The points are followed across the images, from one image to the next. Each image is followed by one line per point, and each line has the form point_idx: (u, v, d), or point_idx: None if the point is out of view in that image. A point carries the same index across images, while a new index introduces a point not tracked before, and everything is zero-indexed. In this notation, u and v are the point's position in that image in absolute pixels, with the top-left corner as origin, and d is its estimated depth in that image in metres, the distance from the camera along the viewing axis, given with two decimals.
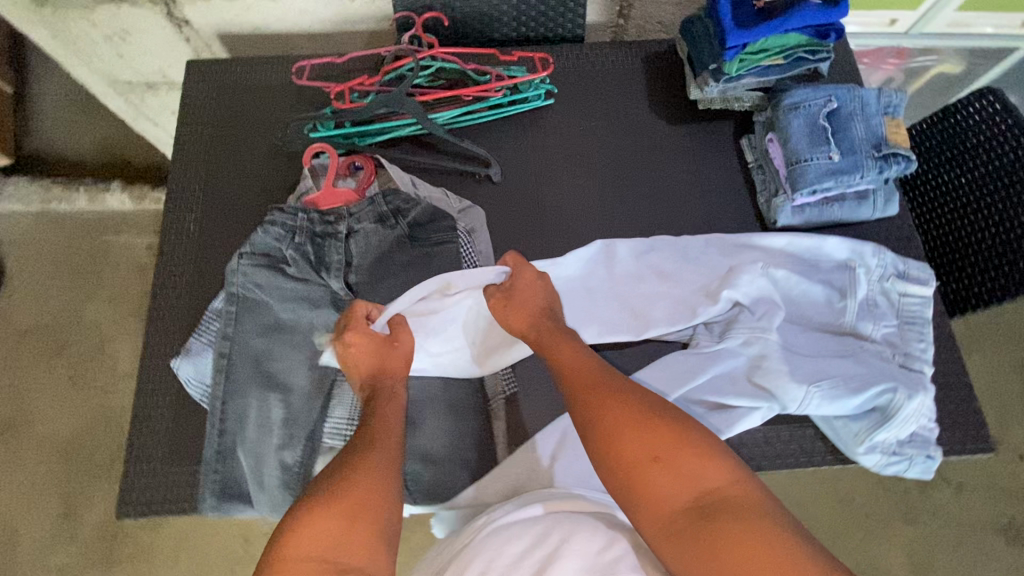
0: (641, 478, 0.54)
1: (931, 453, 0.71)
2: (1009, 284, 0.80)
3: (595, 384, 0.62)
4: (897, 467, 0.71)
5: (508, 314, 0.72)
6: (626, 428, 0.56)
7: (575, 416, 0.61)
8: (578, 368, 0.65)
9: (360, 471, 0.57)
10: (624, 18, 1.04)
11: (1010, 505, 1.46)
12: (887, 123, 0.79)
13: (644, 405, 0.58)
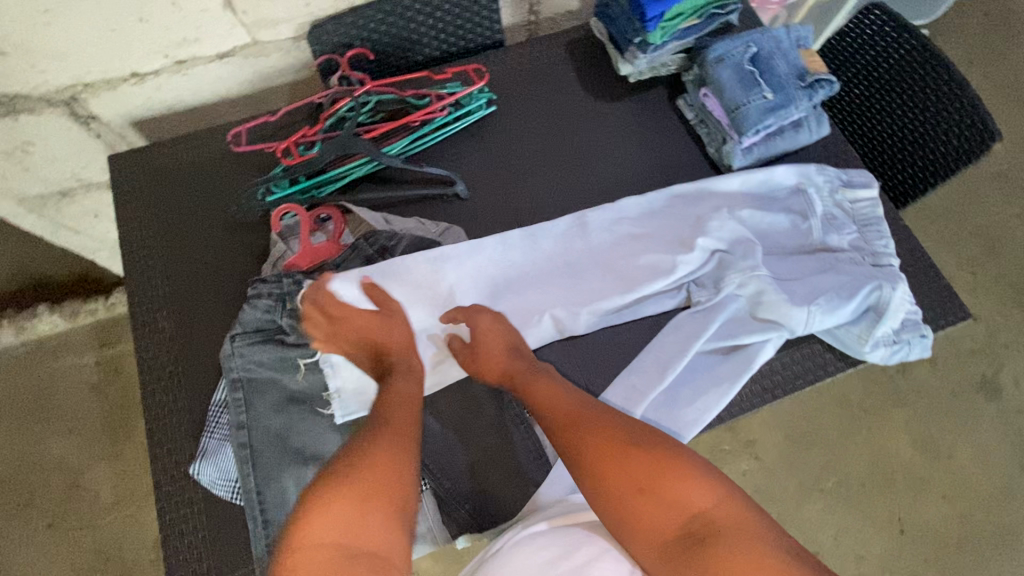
0: (633, 510, 0.56)
1: (924, 332, 0.77)
2: (944, 166, 0.90)
3: (577, 419, 0.64)
4: (898, 355, 0.77)
5: (478, 362, 0.73)
6: (612, 456, 0.59)
7: (561, 451, 0.63)
8: (555, 401, 0.67)
9: (378, 457, 0.58)
10: (535, 14, 1.07)
11: (975, 365, 1.63)
12: (801, 55, 0.86)
13: (626, 434, 0.61)
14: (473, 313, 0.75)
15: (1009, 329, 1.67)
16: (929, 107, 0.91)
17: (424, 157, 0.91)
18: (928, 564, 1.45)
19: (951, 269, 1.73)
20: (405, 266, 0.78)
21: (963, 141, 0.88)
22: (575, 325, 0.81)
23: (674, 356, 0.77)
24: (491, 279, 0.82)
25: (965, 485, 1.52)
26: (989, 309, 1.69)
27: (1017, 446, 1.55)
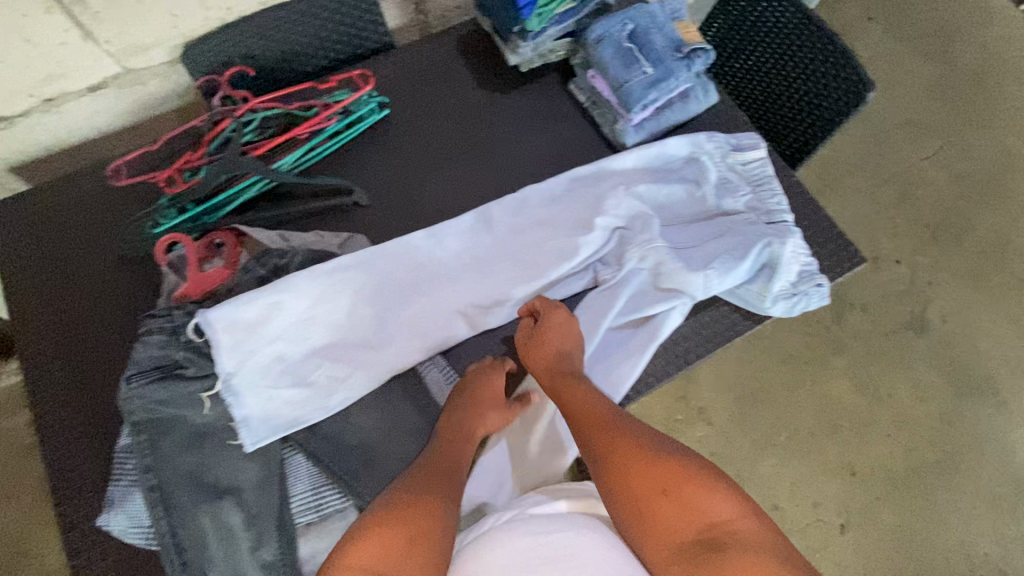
0: (651, 509, 0.62)
1: (819, 281, 0.80)
2: (824, 126, 0.95)
3: (610, 426, 0.69)
4: (800, 305, 0.80)
5: (528, 356, 0.76)
6: (638, 461, 0.64)
7: (590, 453, 0.68)
8: (587, 409, 0.71)
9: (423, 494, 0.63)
10: (424, 13, 1.06)
11: (903, 304, 1.71)
12: (677, 27, 0.87)
13: (654, 446, 0.66)
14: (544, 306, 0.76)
15: (930, 268, 1.76)
16: (805, 67, 0.95)
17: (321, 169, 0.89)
18: (881, 501, 1.51)
19: (871, 217, 1.81)
20: (315, 273, 0.75)
21: (840, 96, 0.91)
22: (486, 318, 0.80)
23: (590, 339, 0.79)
24: (402, 284, 0.79)
25: (907, 420, 1.59)
26: (910, 251, 1.78)
27: (949, 377, 1.63)
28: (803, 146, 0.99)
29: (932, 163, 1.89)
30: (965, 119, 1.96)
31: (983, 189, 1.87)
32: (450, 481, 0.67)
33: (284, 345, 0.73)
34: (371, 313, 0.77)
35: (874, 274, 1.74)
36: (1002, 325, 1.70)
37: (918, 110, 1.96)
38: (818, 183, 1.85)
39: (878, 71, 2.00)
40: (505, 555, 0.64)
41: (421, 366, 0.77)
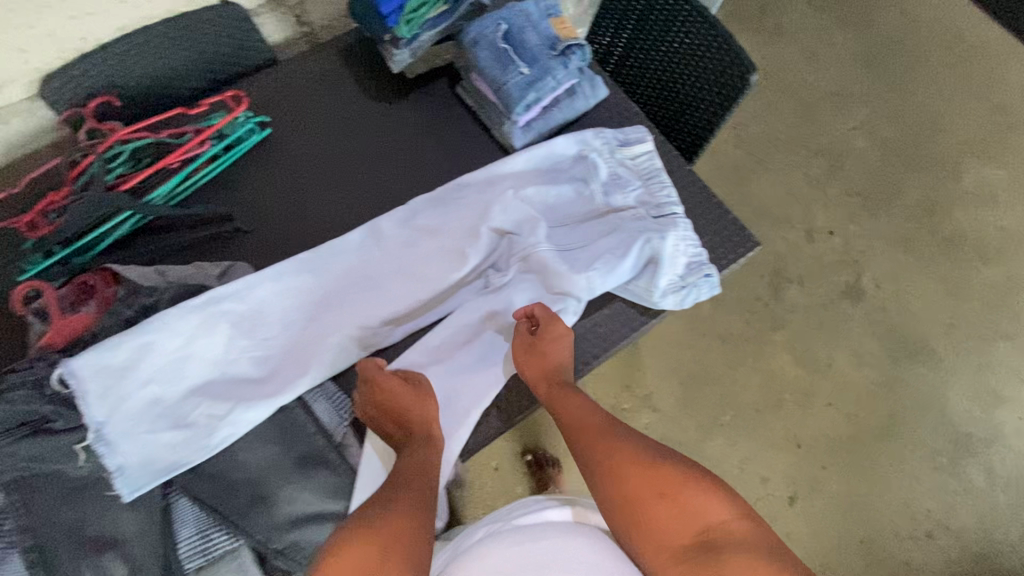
0: (649, 512, 0.61)
1: (708, 272, 0.79)
2: (711, 120, 0.96)
3: (606, 432, 0.70)
4: (690, 299, 0.79)
5: (524, 364, 0.76)
6: (635, 465, 0.65)
7: (585, 459, 0.69)
8: (581, 417, 0.73)
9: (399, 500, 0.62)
10: (308, 25, 1.03)
11: (838, 274, 1.73)
12: (553, 23, 0.85)
13: (650, 451, 0.66)
14: (548, 316, 0.76)
15: (863, 236, 1.78)
16: (692, 52, 0.93)
17: (202, 197, 0.86)
18: (827, 470, 1.54)
19: (804, 190, 1.83)
20: (188, 307, 0.72)
21: (727, 78, 0.90)
22: (372, 339, 0.79)
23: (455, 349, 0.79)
24: (285, 312, 0.77)
25: (848, 388, 1.62)
26: (843, 221, 1.80)
27: (886, 341, 1.67)
28: (702, 133, 0.98)
29: (860, 132, 1.92)
30: (890, 86, 1.98)
31: (910, 154, 1.90)
32: (421, 492, 0.65)
33: (159, 388, 0.71)
34: (253, 344, 0.75)
35: (809, 247, 1.76)
36: (935, 287, 1.73)
37: (845, 80, 1.98)
38: (749, 161, 1.86)
39: (803, 44, 2.02)
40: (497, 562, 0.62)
41: (309, 397, 0.75)
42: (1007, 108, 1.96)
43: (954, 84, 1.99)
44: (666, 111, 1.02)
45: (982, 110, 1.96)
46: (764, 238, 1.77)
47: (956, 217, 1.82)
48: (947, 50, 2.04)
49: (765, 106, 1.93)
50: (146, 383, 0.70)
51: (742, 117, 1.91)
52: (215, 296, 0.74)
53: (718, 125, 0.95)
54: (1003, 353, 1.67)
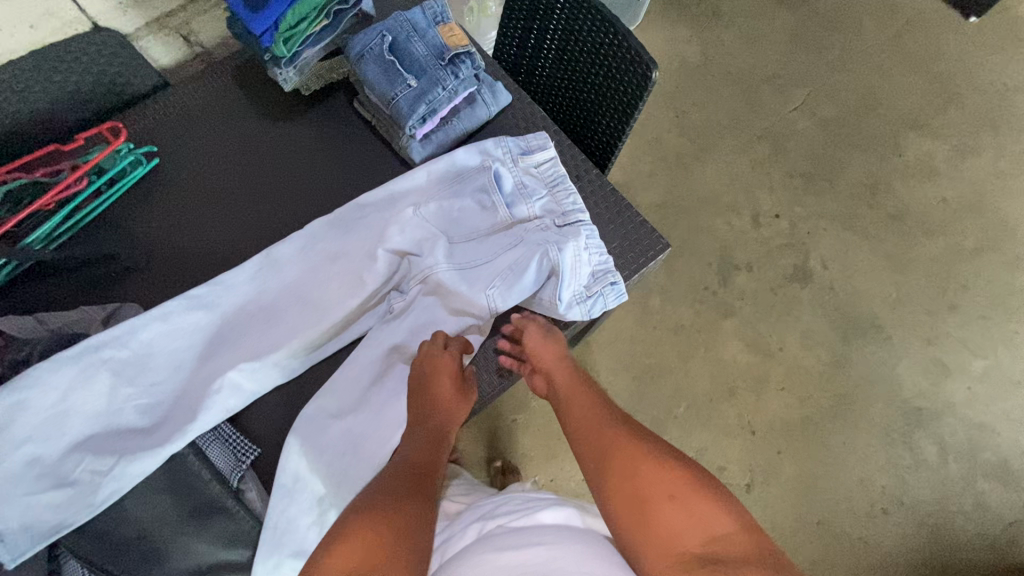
0: (657, 512, 0.61)
1: (614, 280, 0.79)
2: (618, 124, 0.94)
3: (614, 426, 0.70)
4: (597, 309, 0.80)
5: (535, 350, 0.79)
6: (647, 465, 0.64)
7: (590, 452, 0.68)
8: (588, 412, 0.73)
9: (409, 493, 0.61)
10: (200, 45, 0.98)
11: (785, 257, 1.74)
12: (441, 31, 0.82)
13: (661, 450, 0.66)
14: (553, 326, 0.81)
15: (808, 217, 1.79)
16: (595, 53, 0.91)
17: (88, 238, 0.82)
18: (783, 455, 1.55)
19: (749, 175, 1.83)
20: (66, 359, 0.68)
21: (630, 79, 0.88)
22: (271, 377, 0.75)
23: (367, 391, 0.75)
24: (176, 354, 0.74)
25: (800, 371, 1.62)
26: (788, 203, 1.80)
27: (835, 321, 1.67)
28: (617, 135, 0.95)
29: (801, 113, 1.92)
30: (829, 64, 1.99)
31: (852, 132, 1.90)
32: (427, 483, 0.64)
33: (34, 448, 0.66)
34: (140, 391, 0.72)
35: (756, 232, 1.76)
36: (881, 263, 1.74)
37: (783, 61, 1.98)
38: (693, 149, 1.86)
39: (741, 29, 2.02)
40: (488, 564, 0.64)
41: (202, 442, 0.72)
42: (945, 79, 1.97)
43: (891, 59, 2.00)
44: (579, 118, 1.01)
45: (922, 83, 1.97)
46: (710, 227, 1.76)
47: (899, 192, 1.83)
48: (883, 25, 2.04)
49: (706, 93, 1.93)
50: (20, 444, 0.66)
51: (683, 105, 1.91)
52: (95, 345, 0.70)
53: (626, 129, 0.93)
54: (950, 325, 1.68)
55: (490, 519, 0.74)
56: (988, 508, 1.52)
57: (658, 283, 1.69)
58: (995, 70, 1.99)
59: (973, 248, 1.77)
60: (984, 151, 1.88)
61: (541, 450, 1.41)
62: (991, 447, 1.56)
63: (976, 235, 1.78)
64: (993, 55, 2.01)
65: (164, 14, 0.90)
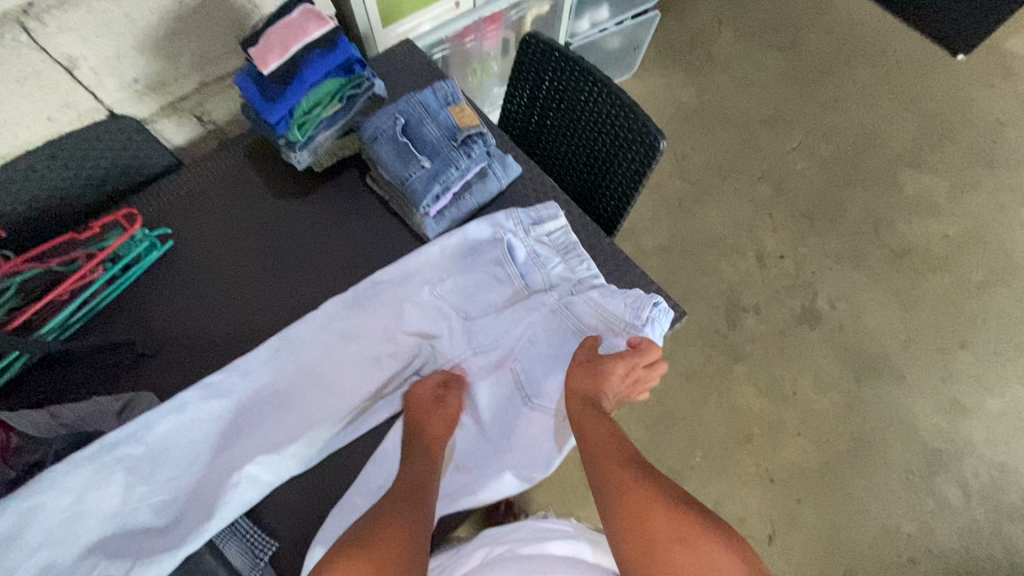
0: (668, 560, 0.61)
1: (653, 340, 0.76)
2: (628, 189, 0.95)
3: (630, 467, 0.71)
4: (659, 338, 0.77)
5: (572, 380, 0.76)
6: (657, 509, 0.65)
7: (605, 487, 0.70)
8: (606, 446, 0.73)
9: (407, 512, 0.66)
10: (212, 124, 1.00)
11: (793, 298, 1.74)
12: (452, 111, 0.86)
13: (674, 495, 0.67)
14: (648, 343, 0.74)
15: (814, 257, 1.79)
16: (603, 120, 0.93)
17: (103, 323, 0.82)
18: (803, 503, 1.51)
19: (751, 216, 1.85)
20: (82, 458, 0.67)
21: (639, 146, 0.89)
22: (289, 467, 0.73)
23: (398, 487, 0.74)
24: (192, 446, 0.73)
25: (814, 414, 1.60)
26: (791, 243, 1.81)
27: (847, 362, 1.66)
28: (624, 201, 0.96)
29: (800, 153, 1.95)
30: (823, 105, 2.03)
31: (851, 169, 1.93)
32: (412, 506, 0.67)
33: (50, 553, 0.64)
34: (155, 488, 0.70)
35: (762, 273, 1.77)
36: (889, 301, 1.74)
37: (778, 104, 2.03)
38: (694, 191, 1.88)
39: (734, 73, 2.08)
40: None
41: (220, 539, 0.70)
42: (938, 115, 2.01)
43: (884, 97, 2.04)
44: (587, 183, 1.02)
45: (915, 120, 2.01)
46: (716, 269, 1.77)
47: (901, 230, 1.84)
48: (873, 66, 2.10)
49: (704, 136, 1.97)
50: (34, 552, 0.63)
51: (681, 150, 1.95)
52: (110, 443, 0.68)
53: (636, 194, 0.94)
54: (963, 362, 1.67)
55: (499, 542, 0.72)
56: (1018, 554, 1.47)
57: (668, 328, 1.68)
58: (986, 105, 2.03)
59: (980, 283, 1.77)
60: (982, 185, 1.91)
61: (558, 506, 1.38)
62: (1014, 488, 1.53)
63: (982, 270, 1.79)
64: (983, 90, 2.05)
65: (179, 98, 0.91)
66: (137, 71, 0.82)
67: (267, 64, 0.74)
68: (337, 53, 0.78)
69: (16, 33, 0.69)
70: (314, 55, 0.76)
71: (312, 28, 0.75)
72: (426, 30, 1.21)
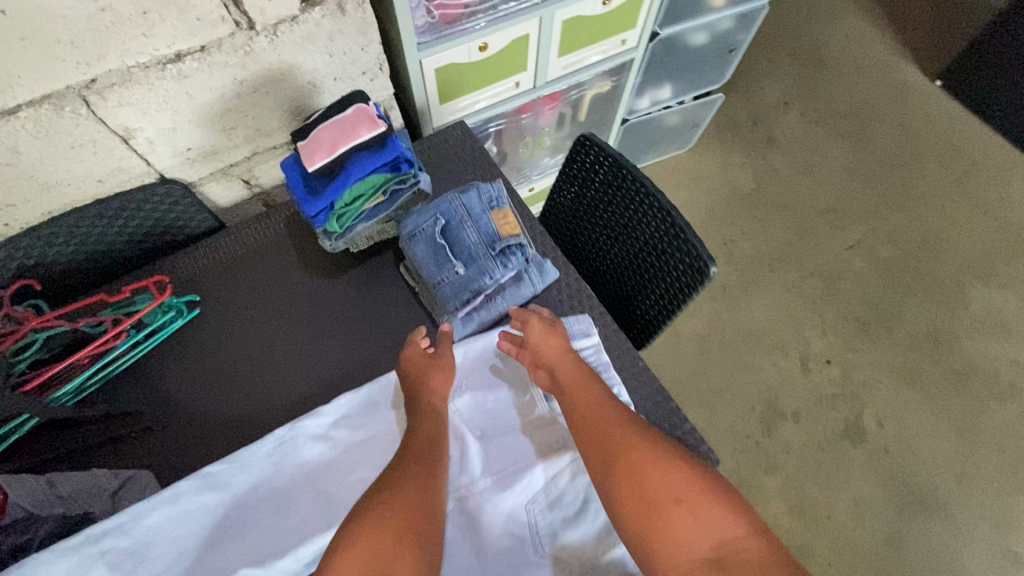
0: (664, 520, 0.56)
1: None
2: (670, 306, 0.89)
3: (617, 425, 0.65)
4: None
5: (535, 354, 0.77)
6: (650, 467, 0.60)
7: (591, 448, 0.65)
8: (593, 409, 0.68)
9: (420, 469, 0.65)
10: (260, 189, 1.00)
11: (837, 409, 1.62)
12: (495, 217, 0.86)
13: (667, 450, 0.61)
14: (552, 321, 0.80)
15: (863, 366, 1.67)
16: (650, 233, 0.88)
17: (117, 390, 0.80)
18: None
19: (800, 313, 1.74)
20: (67, 548, 0.64)
21: (686, 267, 0.84)
22: None
23: None
24: (179, 541, 0.69)
25: (850, 544, 1.47)
26: (840, 348, 1.70)
27: (891, 490, 1.52)
28: (661, 316, 0.91)
29: (858, 252, 1.84)
30: (888, 202, 1.93)
31: (913, 275, 1.81)
32: (423, 464, 0.66)
33: None
34: None
35: (806, 377, 1.66)
36: (943, 428, 1.60)
37: (839, 196, 1.94)
38: (741, 279, 1.80)
39: (796, 158, 2.01)
40: None
41: None
42: (1015, 227, 1.87)
43: (955, 201, 1.93)
44: (627, 289, 0.97)
45: (990, 229, 1.87)
46: (756, 367, 1.67)
47: (964, 348, 1.70)
48: (946, 166, 1.99)
49: (757, 222, 1.89)
50: None
51: (732, 234, 1.87)
52: (99, 531, 0.66)
53: (678, 312, 0.88)
54: None
55: None
56: None
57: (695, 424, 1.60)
58: None
59: None
60: None
61: None
62: None
63: None
64: None
65: (229, 165, 0.91)
66: (191, 140, 0.82)
67: (312, 162, 0.77)
68: (384, 153, 0.78)
69: (76, 105, 0.69)
70: (360, 156, 0.78)
71: (362, 131, 0.78)
72: (483, 105, 1.19)
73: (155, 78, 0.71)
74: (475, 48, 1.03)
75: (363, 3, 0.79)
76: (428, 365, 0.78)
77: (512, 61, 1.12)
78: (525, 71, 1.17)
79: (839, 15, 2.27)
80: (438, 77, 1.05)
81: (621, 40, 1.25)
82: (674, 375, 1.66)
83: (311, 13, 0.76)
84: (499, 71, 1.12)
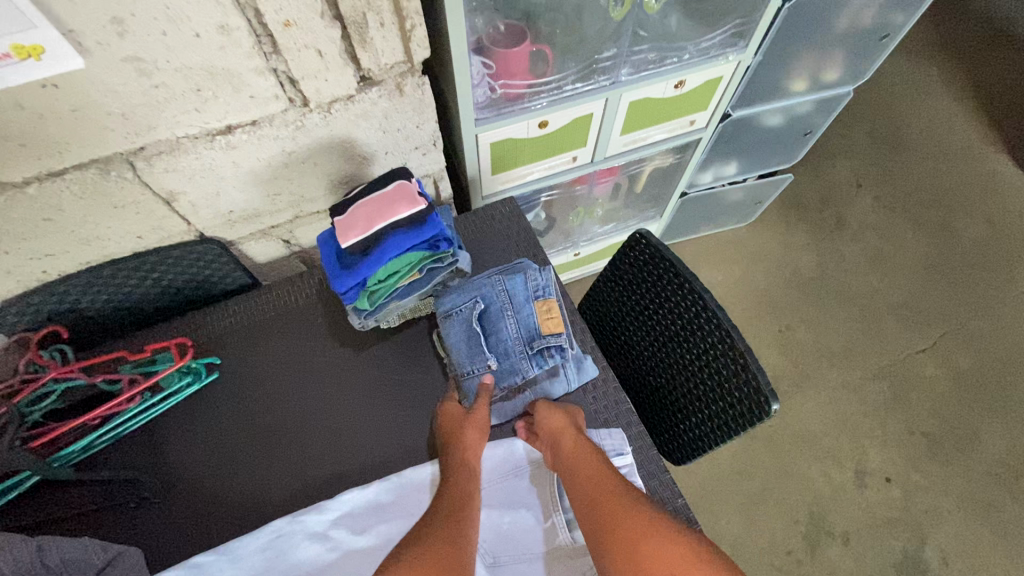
0: None
1: None
2: (714, 434, 0.80)
3: (613, 496, 0.64)
4: None
5: (547, 423, 0.74)
6: (648, 541, 0.59)
7: (589, 523, 0.64)
8: (596, 481, 0.67)
9: (453, 526, 0.61)
10: (297, 248, 0.98)
11: (895, 537, 1.44)
12: (538, 308, 0.80)
13: (660, 521, 0.61)
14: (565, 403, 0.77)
15: (927, 491, 1.49)
16: (701, 350, 0.80)
17: (123, 453, 0.78)
18: None
19: (859, 419, 1.58)
20: None
21: (739, 397, 0.75)
22: None
23: None
24: None
25: None
26: (903, 466, 1.52)
27: None
28: (707, 439, 0.82)
29: (931, 356, 1.67)
30: (969, 304, 1.75)
31: (994, 391, 1.62)
32: (453, 520, 0.62)
33: None
34: None
35: (861, 493, 1.49)
36: None
37: (914, 292, 1.78)
38: (794, 372, 1.66)
39: (868, 244, 1.86)
40: None
41: None
42: None
43: None
44: (666, 402, 0.89)
45: None
46: (804, 474, 1.52)
47: None
48: None
49: (818, 310, 1.76)
50: None
51: (789, 320, 1.74)
52: None
53: (723, 442, 0.79)
54: None
55: None
56: None
57: (731, 532, 1.46)
58: None
59: None
60: None
61: None
62: None
63: None
64: None
65: (271, 226, 0.89)
66: (234, 204, 0.81)
67: (347, 239, 0.72)
68: (423, 232, 0.73)
69: (122, 170, 0.68)
70: (396, 234, 0.73)
71: (401, 209, 0.73)
72: (536, 175, 1.13)
73: (203, 148, 0.70)
74: (534, 125, 0.98)
75: (422, 84, 0.76)
76: (462, 422, 0.74)
77: (571, 137, 1.07)
78: (584, 146, 1.11)
79: (926, 94, 2.13)
80: (493, 150, 1.02)
81: (690, 120, 1.18)
82: (712, 471, 1.53)
83: (367, 92, 0.74)
84: (556, 146, 1.07)
